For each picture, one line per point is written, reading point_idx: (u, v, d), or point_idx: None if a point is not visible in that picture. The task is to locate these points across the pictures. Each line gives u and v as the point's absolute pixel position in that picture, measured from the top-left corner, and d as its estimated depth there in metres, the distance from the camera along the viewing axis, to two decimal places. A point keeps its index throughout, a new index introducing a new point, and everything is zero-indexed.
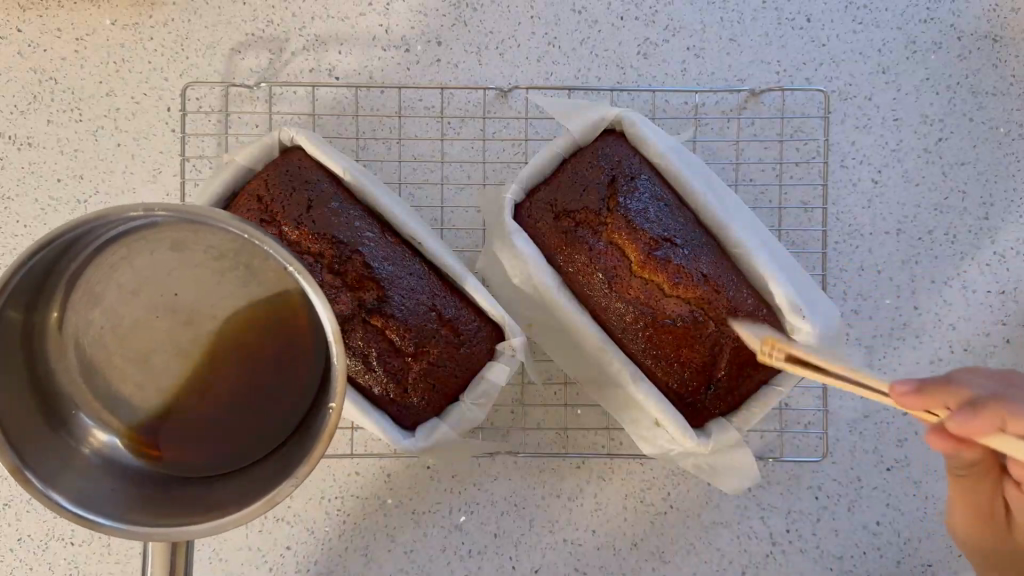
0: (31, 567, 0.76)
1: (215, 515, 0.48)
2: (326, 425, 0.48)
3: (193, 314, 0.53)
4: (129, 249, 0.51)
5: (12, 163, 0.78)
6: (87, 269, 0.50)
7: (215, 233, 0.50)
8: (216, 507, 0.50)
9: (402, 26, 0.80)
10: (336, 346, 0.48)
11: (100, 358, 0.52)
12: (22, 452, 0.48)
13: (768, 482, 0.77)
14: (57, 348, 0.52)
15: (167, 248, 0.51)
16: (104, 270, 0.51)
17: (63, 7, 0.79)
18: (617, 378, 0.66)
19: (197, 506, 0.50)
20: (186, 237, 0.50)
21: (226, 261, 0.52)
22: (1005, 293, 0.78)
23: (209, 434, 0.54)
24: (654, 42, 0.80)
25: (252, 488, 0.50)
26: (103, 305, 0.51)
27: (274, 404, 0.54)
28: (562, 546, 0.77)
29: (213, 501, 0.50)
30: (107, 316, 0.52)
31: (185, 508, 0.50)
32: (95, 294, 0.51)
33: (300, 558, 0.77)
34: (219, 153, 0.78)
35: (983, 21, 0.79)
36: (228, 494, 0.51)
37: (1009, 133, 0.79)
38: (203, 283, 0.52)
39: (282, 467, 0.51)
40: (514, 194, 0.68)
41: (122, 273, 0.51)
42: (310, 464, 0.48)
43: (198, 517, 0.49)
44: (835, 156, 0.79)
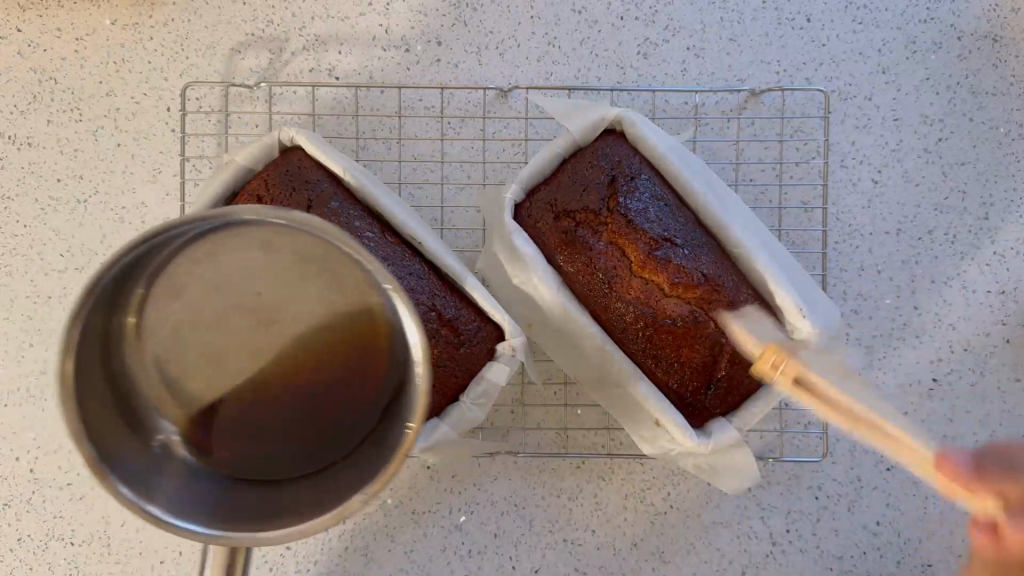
0: (31, 567, 0.76)
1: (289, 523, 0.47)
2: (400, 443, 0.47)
3: (272, 314, 0.52)
4: (215, 245, 0.49)
5: (12, 163, 0.78)
6: (172, 263, 0.49)
7: (306, 239, 0.50)
8: (287, 514, 0.48)
9: (402, 26, 0.80)
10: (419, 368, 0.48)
11: (173, 355, 0.51)
12: (104, 451, 0.47)
13: (767, 482, 0.77)
14: (135, 345, 0.50)
15: (256, 247, 0.50)
16: (188, 265, 0.50)
17: (63, 7, 0.79)
18: (617, 379, 0.67)
19: (268, 511, 0.48)
20: (277, 238, 0.50)
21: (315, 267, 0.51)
22: (1005, 293, 0.78)
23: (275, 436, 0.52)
24: (654, 41, 0.80)
25: (314, 497, 0.49)
26: (184, 299, 0.50)
27: (337, 408, 0.53)
28: (562, 546, 0.77)
29: (284, 507, 0.49)
30: (188, 310, 0.50)
31: (255, 512, 0.48)
32: (177, 288, 0.50)
33: (300, 557, 0.77)
34: (219, 153, 0.78)
35: (983, 21, 0.79)
36: (292, 501, 0.49)
37: (1009, 133, 0.79)
38: (287, 285, 0.52)
39: (348, 480, 0.49)
40: (514, 194, 0.68)
41: (205, 268, 0.50)
42: (381, 481, 0.47)
43: (270, 524, 0.47)
44: (835, 155, 0.79)
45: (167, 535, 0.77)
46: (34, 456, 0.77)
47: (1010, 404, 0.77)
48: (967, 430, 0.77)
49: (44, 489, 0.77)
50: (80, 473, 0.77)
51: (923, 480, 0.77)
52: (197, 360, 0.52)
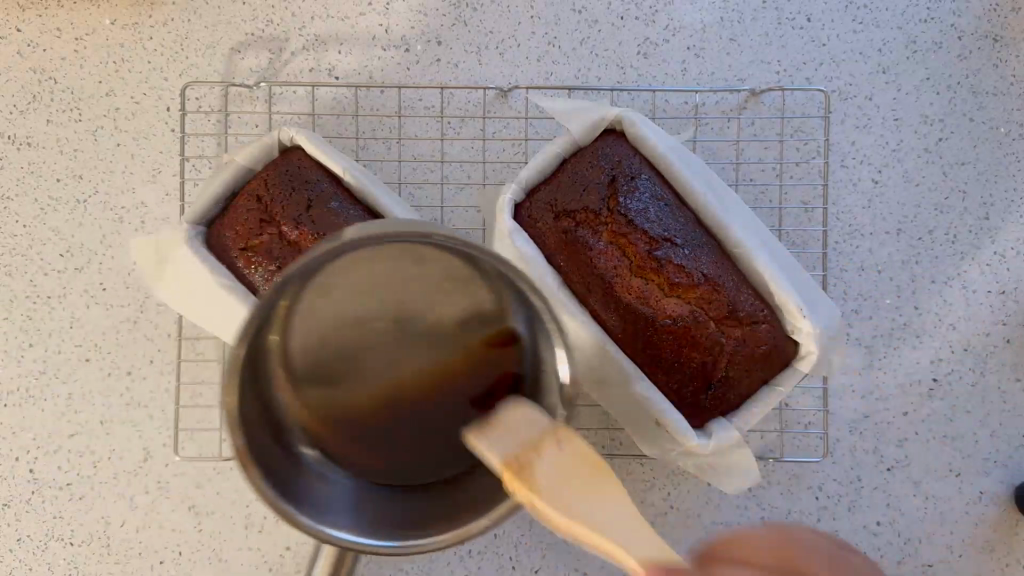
0: (31, 567, 0.76)
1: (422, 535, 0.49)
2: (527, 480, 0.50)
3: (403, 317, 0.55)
4: (381, 256, 0.50)
5: (12, 163, 0.78)
6: (334, 267, 0.49)
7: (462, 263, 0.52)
8: (419, 526, 0.50)
9: (402, 26, 0.80)
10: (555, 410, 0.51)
11: (309, 353, 0.53)
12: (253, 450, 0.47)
13: (768, 482, 0.77)
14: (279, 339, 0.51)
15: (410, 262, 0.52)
16: (348, 269, 0.50)
17: (63, 7, 0.79)
18: (617, 379, 0.66)
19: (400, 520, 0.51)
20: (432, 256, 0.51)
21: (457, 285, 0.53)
22: (1006, 293, 0.78)
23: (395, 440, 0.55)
24: (654, 41, 0.80)
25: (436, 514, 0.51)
26: (331, 298, 0.52)
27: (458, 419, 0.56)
28: (562, 546, 0.77)
29: (412, 517, 0.51)
30: (332, 307, 0.52)
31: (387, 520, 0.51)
32: (329, 288, 0.51)
33: (301, 558, 0.77)
34: (219, 153, 0.78)
35: (983, 21, 0.79)
36: (415, 513, 0.52)
37: (1009, 133, 0.79)
38: (429, 295, 0.54)
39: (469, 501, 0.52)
40: (513, 194, 0.67)
41: (365, 273, 0.51)
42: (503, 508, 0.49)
43: (410, 535, 0.49)
44: (835, 155, 0.79)
45: (167, 535, 0.77)
46: (34, 456, 0.77)
47: (1010, 404, 0.77)
48: (967, 430, 0.77)
49: (44, 489, 0.77)
50: (80, 473, 0.77)
51: (923, 480, 0.77)
52: (326, 359, 0.54)
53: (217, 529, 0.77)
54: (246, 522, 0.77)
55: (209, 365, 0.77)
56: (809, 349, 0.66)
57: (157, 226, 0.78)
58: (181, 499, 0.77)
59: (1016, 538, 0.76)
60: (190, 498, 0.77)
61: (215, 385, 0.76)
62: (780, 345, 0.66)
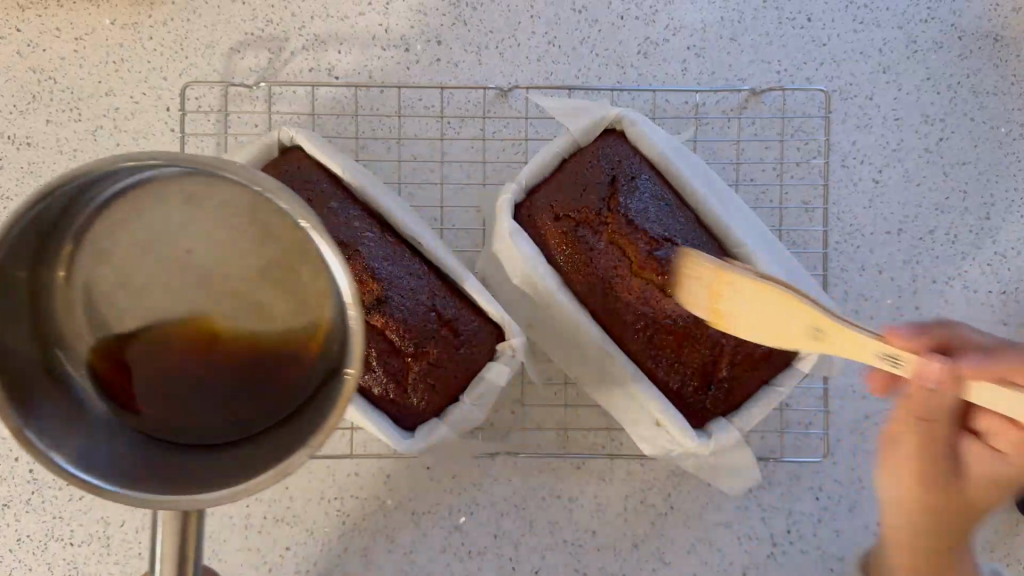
0: (31, 567, 0.76)
1: (224, 481, 0.47)
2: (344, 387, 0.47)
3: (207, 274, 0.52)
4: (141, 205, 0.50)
5: (11, 162, 0.78)
6: (97, 221, 0.49)
7: (232, 193, 0.49)
8: (225, 473, 0.48)
9: (402, 26, 0.80)
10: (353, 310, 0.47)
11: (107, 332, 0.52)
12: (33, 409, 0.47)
13: (769, 482, 0.77)
14: (64, 309, 0.50)
15: (180, 203, 0.50)
16: (118, 221, 0.50)
17: (63, 7, 0.79)
18: (617, 378, 0.67)
19: (211, 473, 0.48)
20: (197, 192, 0.49)
21: (247, 218, 0.51)
22: (1006, 294, 0.78)
23: (228, 400, 0.53)
24: (654, 41, 0.80)
25: (252, 460, 0.49)
26: (115, 259, 0.51)
27: (291, 372, 0.52)
28: (562, 547, 0.76)
29: (224, 467, 0.49)
30: (119, 272, 0.51)
31: (193, 476, 0.48)
32: (103, 251, 0.50)
33: (300, 559, 0.76)
34: (218, 153, 0.78)
35: (984, 21, 0.79)
36: (230, 462, 0.49)
37: (1010, 133, 0.79)
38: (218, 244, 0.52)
39: (284, 444, 0.48)
40: (514, 194, 0.67)
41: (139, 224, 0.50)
42: (323, 433, 0.46)
43: (206, 486, 0.47)
44: (836, 155, 0.79)
45: None
46: None
47: None
48: None
49: (45, 489, 0.77)
50: None
51: None
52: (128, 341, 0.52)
53: (217, 529, 0.76)
54: (246, 522, 0.76)
55: None
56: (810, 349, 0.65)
57: None
58: None
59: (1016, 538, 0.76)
60: None
61: None
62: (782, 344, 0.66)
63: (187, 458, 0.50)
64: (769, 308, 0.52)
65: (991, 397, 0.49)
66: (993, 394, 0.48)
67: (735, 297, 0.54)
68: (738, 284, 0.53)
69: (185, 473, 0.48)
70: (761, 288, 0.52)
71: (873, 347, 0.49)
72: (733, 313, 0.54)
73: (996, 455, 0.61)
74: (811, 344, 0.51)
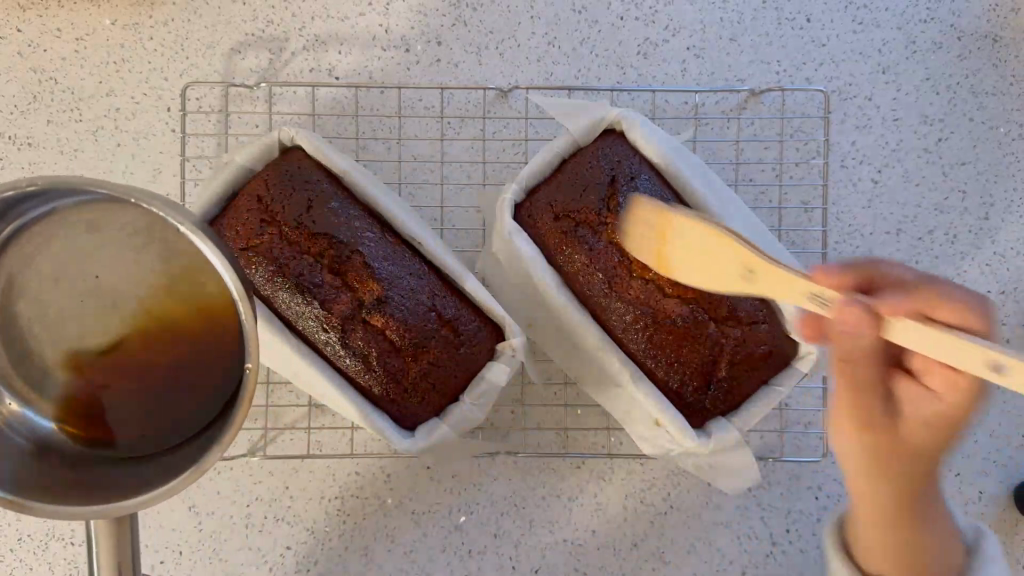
0: (31, 567, 0.76)
1: (149, 487, 0.47)
2: (245, 390, 0.46)
3: (118, 299, 0.51)
4: (47, 234, 0.49)
5: (12, 163, 0.78)
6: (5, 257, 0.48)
7: (128, 210, 0.48)
8: (152, 478, 0.48)
9: (402, 26, 0.80)
10: (240, 304, 0.46)
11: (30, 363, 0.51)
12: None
13: (768, 482, 0.77)
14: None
15: (86, 230, 0.49)
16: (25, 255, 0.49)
17: (63, 7, 0.79)
18: (616, 378, 0.67)
19: (123, 480, 0.49)
20: (100, 218, 0.49)
21: (147, 239, 0.49)
22: (1006, 293, 0.78)
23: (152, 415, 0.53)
24: (654, 41, 0.80)
25: (179, 461, 0.49)
26: (26, 296, 0.49)
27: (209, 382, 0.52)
28: (562, 546, 0.77)
29: (152, 473, 0.49)
30: (33, 307, 0.50)
31: (102, 484, 0.48)
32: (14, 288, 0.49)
33: (300, 558, 0.77)
34: (219, 153, 0.78)
35: (983, 21, 0.79)
36: (158, 468, 0.49)
37: (1009, 133, 0.79)
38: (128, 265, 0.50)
39: (206, 443, 0.48)
40: (514, 194, 0.67)
41: (46, 258, 0.49)
42: (234, 429, 0.46)
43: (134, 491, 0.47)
44: (836, 155, 0.79)
45: (168, 535, 0.77)
46: None
47: (1010, 403, 0.77)
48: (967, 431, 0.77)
49: None
50: None
51: None
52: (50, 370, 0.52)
53: (217, 529, 0.77)
54: (246, 522, 0.77)
55: None
56: (809, 348, 0.66)
57: None
58: (181, 499, 0.77)
59: (1016, 538, 0.76)
60: (190, 498, 0.77)
61: None
62: (782, 344, 0.66)
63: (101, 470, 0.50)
64: (712, 248, 0.47)
65: (909, 335, 0.41)
66: (913, 338, 0.41)
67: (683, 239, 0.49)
68: (682, 226, 0.49)
69: (97, 478, 0.49)
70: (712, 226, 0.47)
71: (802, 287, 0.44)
72: (677, 257, 0.49)
73: (928, 397, 0.50)
74: (747, 287, 0.46)
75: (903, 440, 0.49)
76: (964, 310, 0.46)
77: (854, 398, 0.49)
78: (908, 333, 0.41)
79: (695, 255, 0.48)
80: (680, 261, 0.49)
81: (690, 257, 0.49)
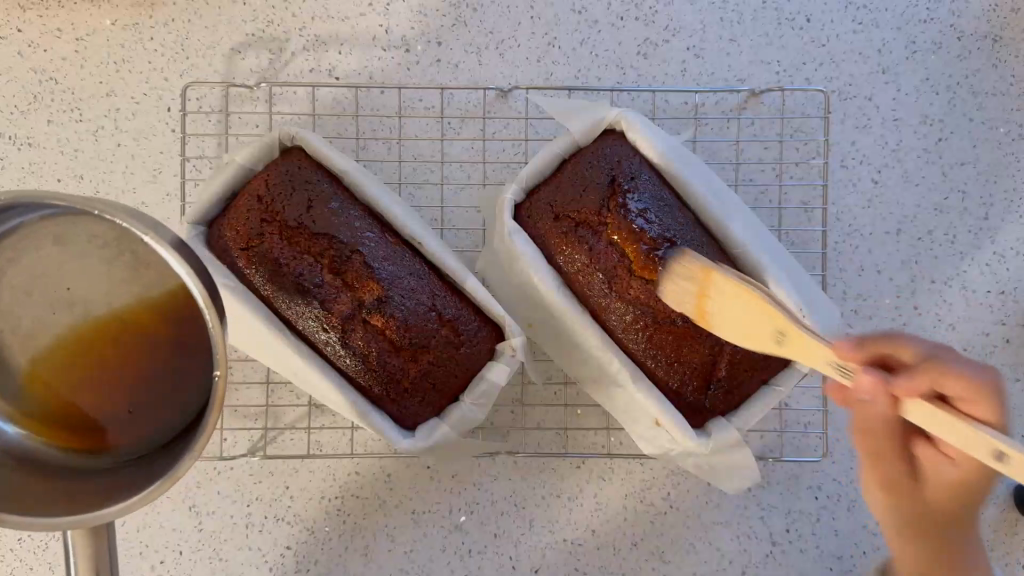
0: (31, 567, 0.76)
1: (127, 494, 0.48)
2: (216, 394, 0.47)
3: (88, 308, 0.52)
4: (16, 250, 0.49)
5: (12, 163, 0.78)
6: None
7: (98, 221, 0.49)
8: (129, 484, 0.49)
9: (402, 26, 0.80)
10: (207, 312, 0.48)
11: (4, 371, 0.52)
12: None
13: (768, 481, 0.77)
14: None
15: (53, 243, 0.50)
16: None
17: (63, 7, 0.79)
18: (616, 378, 0.67)
19: (97, 487, 0.49)
20: (66, 230, 0.50)
21: (116, 249, 0.51)
22: (1005, 293, 0.78)
23: (123, 422, 0.53)
24: (654, 42, 0.80)
25: (155, 467, 0.49)
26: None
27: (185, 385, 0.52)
28: (562, 546, 0.77)
29: (128, 479, 0.49)
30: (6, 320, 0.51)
31: (78, 493, 0.49)
32: None
33: (300, 557, 0.77)
34: (219, 153, 0.78)
35: (983, 21, 0.79)
36: (134, 474, 0.50)
37: (1009, 133, 0.79)
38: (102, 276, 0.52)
39: (181, 448, 0.49)
40: (514, 194, 0.67)
41: (15, 274, 0.50)
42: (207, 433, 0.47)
43: (112, 498, 0.48)
44: (836, 155, 0.79)
45: (168, 534, 0.77)
46: None
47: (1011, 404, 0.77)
48: None
49: None
50: None
51: None
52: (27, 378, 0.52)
53: (217, 529, 0.77)
54: (246, 522, 0.77)
55: None
56: None
57: None
58: (181, 499, 0.77)
59: (1016, 538, 0.76)
60: (190, 498, 0.77)
61: None
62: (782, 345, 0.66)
63: (75, 480, 0.50)
64: (735, 307, 0.52)
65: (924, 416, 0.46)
66: (929, 419, 0.46)
67: (715, 298, 0.54)
68: (719, 283, 0.53)
69: (75, 487, 0.49)
70: (736, 286, 0.52)
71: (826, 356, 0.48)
72: (715, 314, 0.54)
73: (948, 463, 0.55)
74: (779, 348, 0.51)
75: (925, 493, 0.56)
76: (975, 389, 0.49)
77: (877, 469, 0.56)
78: (919, 412, 0.47)
79: (728, 316, 0.53)
80: (710, 316, 0.55)
81: (724, 315, 0.53)
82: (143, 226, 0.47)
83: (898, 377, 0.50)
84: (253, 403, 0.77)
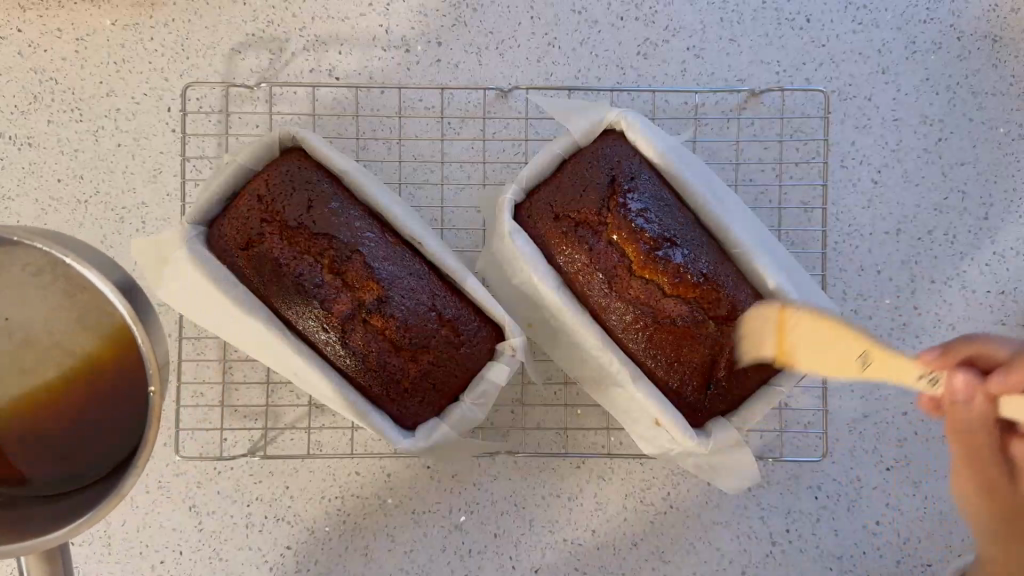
0: None
1: (74, 519, 0.46)
2: (152, 408, 0.45)
3: (31, 337, 0.50)
4: None
5: (12, 163, 0.78)
6: None
7: (27, 249, 0.47)
8: (78, 508, 0.47)
9: (402, 26, 0.80)
10: (136, 328, 0.46)
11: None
12: None
13: (768, 481, 0.77)
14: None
15: None
16: None
17: (63, 7, 0.79)
18: (616, 378, 0.67)
19: (51, 512, 0.48)
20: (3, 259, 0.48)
21: (51, 275, 0.48)
22: (1006, 293, 0.78)
23: (76, 443, 0.51)
24: (654, 42, 0.80)
25: (103, 488, 0.48)
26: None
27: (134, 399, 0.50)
28: (561, 547, 0.77)
29: (78, 503, 0.48)
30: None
31: (32, 521, 0.47)
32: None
33: (300, 557, 0.77)
34: (219, 153, 0.79)
35: (983, 21, 0.79)
36: (83, 498, 0.48)
37: (1009, 133, 0.79)
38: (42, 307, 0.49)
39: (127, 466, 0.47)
40: (514, 194, 0.67)
41: None
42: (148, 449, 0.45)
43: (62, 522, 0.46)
44: (835, 155, 0.79)
45: (168, 534, 0.77)
46: None
47: None
48: None
49: None
50: None
51: (923, 480, 0.77)
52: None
53: (217, 529, 0.77)
54: (246, 522, 0.77)
55: (210, 365, 0.77)
56: None
57: (158, 226, 0.79)
58: (181, 499, 0.77)
59: None
60: (190, 498, 0.77)
61: (215, 385, 0.77)
62: None
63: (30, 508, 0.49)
64: (824, 345, 0.59)
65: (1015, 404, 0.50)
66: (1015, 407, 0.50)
67: (795, 333, 0.62)
68: (793, 321, 0.63)
69: (24, 517, 0.48)
70: (812, 317, 0.61)
71: (913, 370, 0.53)
72: (793, 342, 0.62)
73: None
74: (863, 372, 0.55)
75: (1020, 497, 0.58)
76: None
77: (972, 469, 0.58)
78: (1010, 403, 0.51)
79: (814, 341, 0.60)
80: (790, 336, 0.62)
81: (800, 345, 0.61)
82: (63, 248, 0.45)
83: (993, 377, 0.53)
84: (253, 403, 0.77)
